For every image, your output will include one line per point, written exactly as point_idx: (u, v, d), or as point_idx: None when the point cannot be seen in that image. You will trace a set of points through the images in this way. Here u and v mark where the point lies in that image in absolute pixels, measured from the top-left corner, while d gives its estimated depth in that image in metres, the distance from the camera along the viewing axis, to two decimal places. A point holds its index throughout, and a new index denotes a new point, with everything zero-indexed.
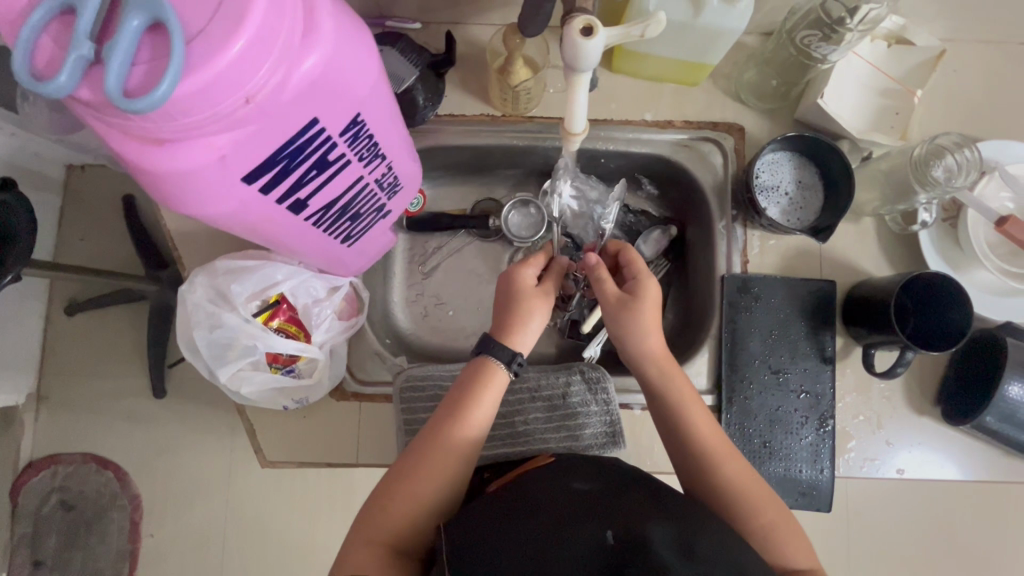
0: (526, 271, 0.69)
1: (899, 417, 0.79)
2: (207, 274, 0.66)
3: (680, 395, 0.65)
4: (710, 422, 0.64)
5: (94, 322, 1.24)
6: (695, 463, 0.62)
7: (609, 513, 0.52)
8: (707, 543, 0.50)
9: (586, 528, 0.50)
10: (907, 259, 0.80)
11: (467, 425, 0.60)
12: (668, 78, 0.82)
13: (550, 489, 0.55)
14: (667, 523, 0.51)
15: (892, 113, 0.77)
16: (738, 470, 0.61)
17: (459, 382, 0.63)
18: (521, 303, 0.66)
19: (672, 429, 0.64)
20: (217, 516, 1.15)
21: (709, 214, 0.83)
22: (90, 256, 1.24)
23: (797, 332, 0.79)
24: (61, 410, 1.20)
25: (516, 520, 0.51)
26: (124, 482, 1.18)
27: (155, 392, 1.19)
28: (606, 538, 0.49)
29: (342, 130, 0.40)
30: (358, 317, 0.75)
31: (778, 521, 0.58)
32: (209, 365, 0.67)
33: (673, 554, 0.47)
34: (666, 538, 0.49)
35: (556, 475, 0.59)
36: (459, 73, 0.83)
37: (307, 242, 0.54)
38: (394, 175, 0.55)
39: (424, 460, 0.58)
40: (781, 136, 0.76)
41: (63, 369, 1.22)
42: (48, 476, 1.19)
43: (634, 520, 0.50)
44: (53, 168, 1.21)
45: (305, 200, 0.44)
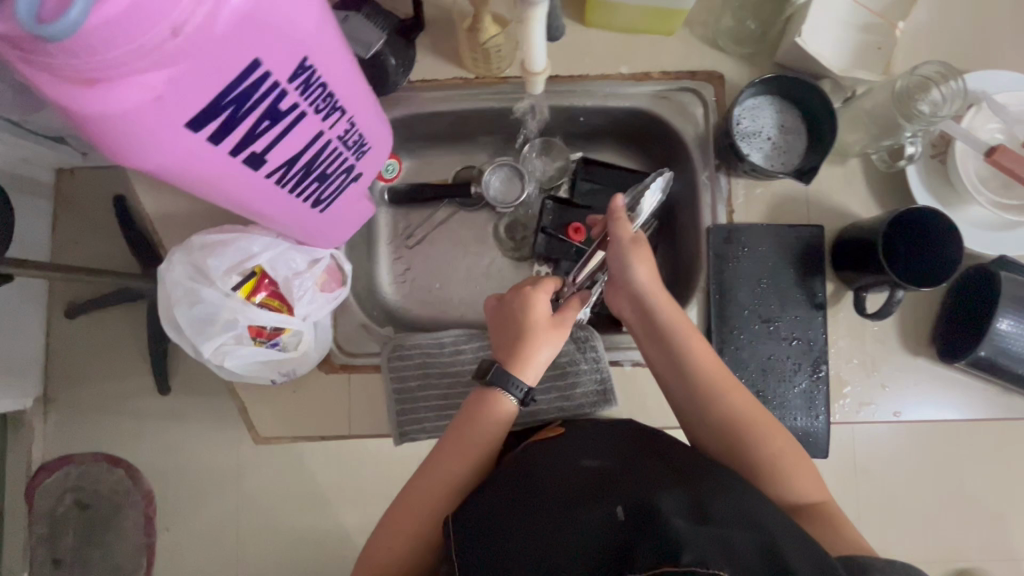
0: (541, 302, 0.68)
1: (894, 360, 0.78)
2: (184, 251, 0.66)
3: (685, 332, 0.65)
4: (712, 356, 0.65)
5: (97, 322, 1.25)
6: (700, 397, 0.63)
7: (618, 491, 0.52)
8: (722, 509, 0.50)
9: (596, 508, 0.51)
10: (896, 198, 0.79)
11: (482, 419, 0.64)
12: (641, 28, 0.80)
13: (561, 468, 0.57)
14: (678, 494, 0.51)
15: (874, 49, 0.75)
16: (746, 402, 0.63)
17: (469, 403, 0.66)
18: (532, 338, 0.66)
19: (680, 369, 0.65)
20: (230, 506, 1.16)
21: (693, 166, 0.82)
22: (87, 257, 1.24)
23: (786, 278, 0.78)
24: (70, 410, 1.21)
25: (527, 505, 0.53)
26: (137, 478, 1.18)
27: (161, 388, 1.20)
28: (616, 514, 0.49)
29: (291, 76, 0.39)
30: (341, 289, 0.74)
31: (779, 447, 0.60)
32: (193, 342, 0.66)
33: (683, 520, 0.47)
34: (677, 506, 0.49)
35: (566, 451, 0.60)
36: (431, 38, 0.81)
37: (274, 206, 0.54)
38: (359, 133, 0.54)
39: (430, 476, 0.62)
40: (759, 78, 0.74)
41: (69, 370, 1.23)
42: (62, 476, 1.20)
43: (645, 494, 0.51)
44: (45, 172, 1.21)
45: (263, 154, 0.43)
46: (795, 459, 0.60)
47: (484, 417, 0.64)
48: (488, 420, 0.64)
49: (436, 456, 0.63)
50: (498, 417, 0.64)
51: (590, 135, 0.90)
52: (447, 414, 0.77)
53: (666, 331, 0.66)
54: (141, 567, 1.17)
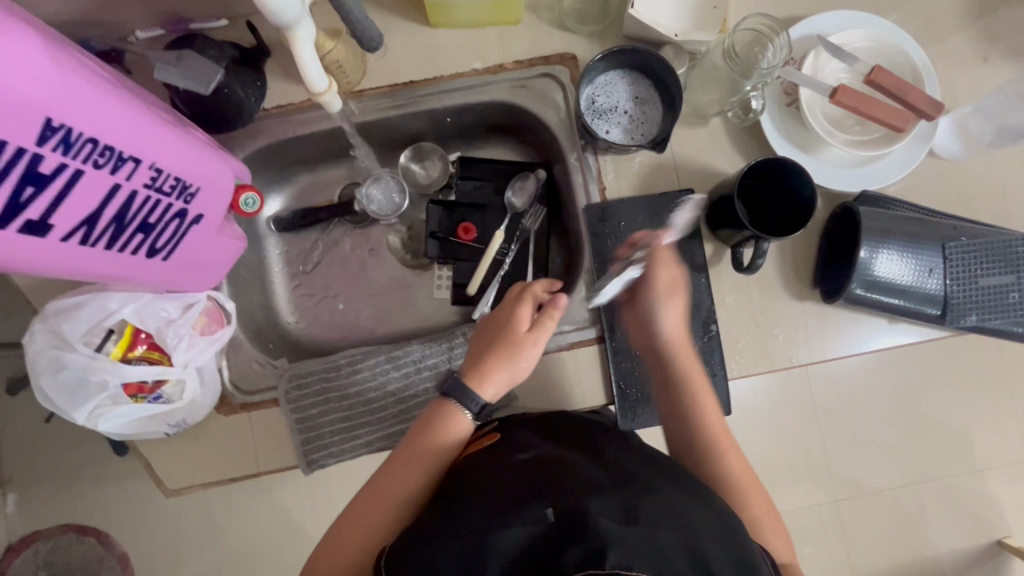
0: (520, 315, 0.66)
1: (782, 310, 0.79)
2: (43, 320, 0.65)
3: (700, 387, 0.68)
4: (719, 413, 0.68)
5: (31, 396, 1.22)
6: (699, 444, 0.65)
7: (552, 488, 0.51)
8: (651, 504, 0.48)
9: (527, 509, 0.49)
10: (760, 149, 0.80)
11: (437, 437, 0.62)
12: (485, 21, 0.80)
13: (498, 471, 0.55)
14: (611, 493, 0.49)
15: (710, 8, 0.75)
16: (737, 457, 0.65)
17: (424, 421, 0.64)
18: (502, 353, 0.65)
19: (688, 414, 0.67)
20: (198, 554, 1.15)
21: (562, 150, 0.82)
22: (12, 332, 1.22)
23: (666, 245, 0.79)
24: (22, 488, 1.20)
25: (466, 510, 0.51)
26: (109, 543, 1.16)
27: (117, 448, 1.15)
28: (546, 515, 0.48)
29: (39, 139, 0.39)
30: (224, 329, 0.73)
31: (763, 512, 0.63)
32: (65, 407, 0.65)
33: (612, 519, 0.46)
34: (606, 504, 0.48)
35: (497, 453, 0.59)
36: (279, 62, 0.80)
37: (103, 268, 0.53)
38: (174, 177, 0.54)
39: (373, 496, 0.59)
40: (604, 54, 0.75)
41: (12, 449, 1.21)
42: (32, 553, 1.22)
43: (573, 493, 0.49)
44: None
45: (44, 220, 0.43)
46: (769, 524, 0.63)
47: (440, 430, 0.63)
48: (443, 432, 0.63)
49: (383, 475, 0.61)
50: (454, 433, 0.63)
51: (464, 133, 0.90)
52: (351, 436, 0.77)
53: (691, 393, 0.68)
54: None
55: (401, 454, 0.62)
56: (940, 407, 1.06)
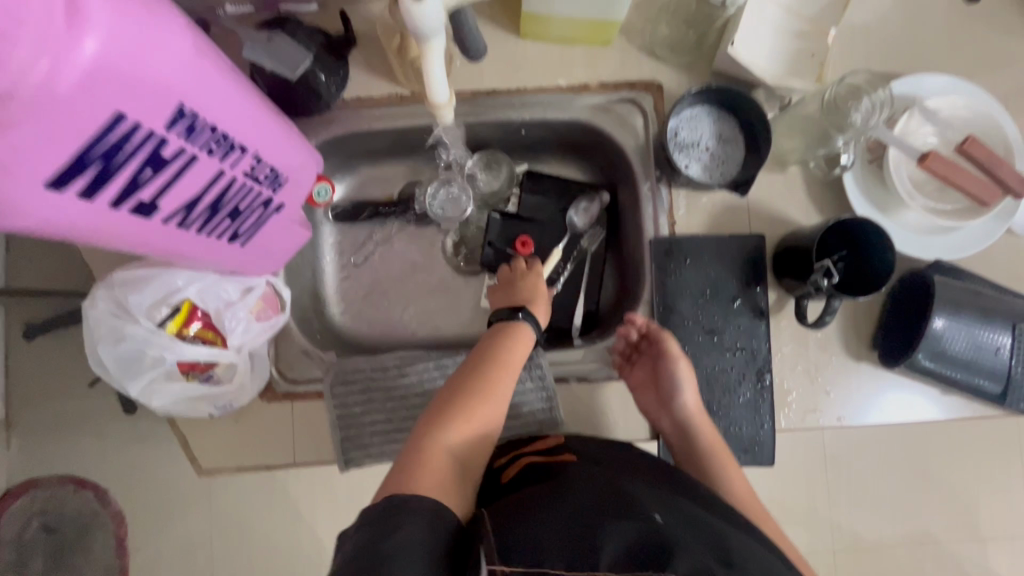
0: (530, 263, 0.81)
1: (836, 367, 0.78)
2: (106, 288, 0.64)
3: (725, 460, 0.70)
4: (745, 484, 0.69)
5: (52, 343, 1.22)
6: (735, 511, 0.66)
7: (651, 500, 0.51)
8: (742, 547, 0.48)
9: (631, 510, 0.48)
10: (837, 204, 0.79)
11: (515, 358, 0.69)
12: (576, 39, 0.79)
13: (599, 473, 0.55)
14: (709, 535, 0.48)
15: (807, 56, 0.74)
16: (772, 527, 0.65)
17: (494, 354, 0.69)
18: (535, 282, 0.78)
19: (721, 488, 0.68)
20: (195, 526, 1.15)
21: (635, 177, 0.81)
22: (40, 277, 1.22)
23: (729, 288, 0.78)
24: (32, 433, 1.20)
25: (571, 494, 0.51)
26: (105, 500, 1.17)
27: (127, 406, 1.16)
28: (653, 519, 0.47)
29: (168, 124, 0.38)
30: (278, 316, 0.72)
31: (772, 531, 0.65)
32: (121, 379, 0.65)
33: (714, 559, 0.45)
34: (704, 534, 0.48)
35: (588, 462, 0.59)
36: (364, 53, 0.79)
37: (187, 248, 0.52)
38: (270, 166, 0.53)
39: (451, 422, 0.62)
40: (695, 89, 0.74)
41: (27, 393, 1.21)
42: (27, 501, 1.20)
43: (674, 513, 0.49)
44: None
45: (153, 201, 0.42)
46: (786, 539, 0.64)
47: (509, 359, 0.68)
48: (513, 360, 0.69)
49: (472, 401, 0.64)
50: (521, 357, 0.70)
51: (535, 146, 0.89)
52: (390, 439, 0.76)
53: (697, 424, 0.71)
54: None
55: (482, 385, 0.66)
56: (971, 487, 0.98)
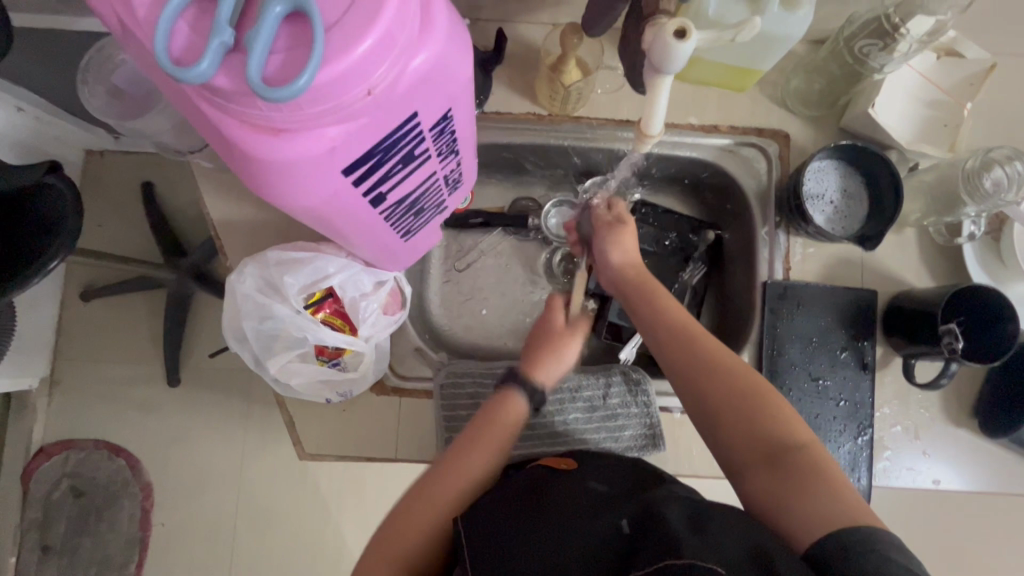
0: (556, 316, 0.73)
1: (936, 428, 0.79)
2: (258, 264, 0.65)
3: (655, 295, 0.66)
4: (687, 316, 0.64)
5: (114, 307, 1.24)
6: (674, 349, 0.61)
7: (625, 505, 0.52)
8: (720, 523, 0.46)
9: (599, 519, 0.50)
10: (948, 270, 0.81)
11: (495, 430, 0.62)
12: (713, 82, 0.82)
13: (574, 488, 0.56)
14: (682, 505, 0.49)
15: (940, 126, 0.77)
16: (715, 348, 0.60)
17: (485, 406, 0.65)
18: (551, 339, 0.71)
19: (656, 330, 0.64)
20: (229, 503, 1.17)
21: (752, 220, 0.83)
22: (107, 241, 1.25)
23: (838, 339, 0.79)
24: (79, 394, 1.21)
25: (541, 515, 0.52)
26: (137, 470, 1.18)
27: (171, 378, 1.20)
28: (621, 526, 0.49)
29: (433, 125, 0.40)
30: (402, 312, 0.74)
31: (827, 496, 0.48)
32: (258, 355, 0.67)
33: (683, 526, 0.46)
34: (676, 514, 0.47)
35: (573, 473, 0.60)
36: (507, 71, 0.83)
37: (370, 236, 0.54)
38: (460, 172, 0.55)
39: (416, 508, 0.56)
40: (831, 144, 0.77)
41: (82, 354, 1.22)
42: (60, 462, 1.18)
43: (650, 504, 0.50)
44: (74, 152, 1.22)
45: (386, 194, 0.44)
46: (846, 509, 0.46)
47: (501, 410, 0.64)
48: (498, 425, 0.62)
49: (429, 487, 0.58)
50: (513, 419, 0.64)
51: (650, 178, 0.92)
52: None
53: (712, 368, 0.59)
54: (132, 561, 1.15)
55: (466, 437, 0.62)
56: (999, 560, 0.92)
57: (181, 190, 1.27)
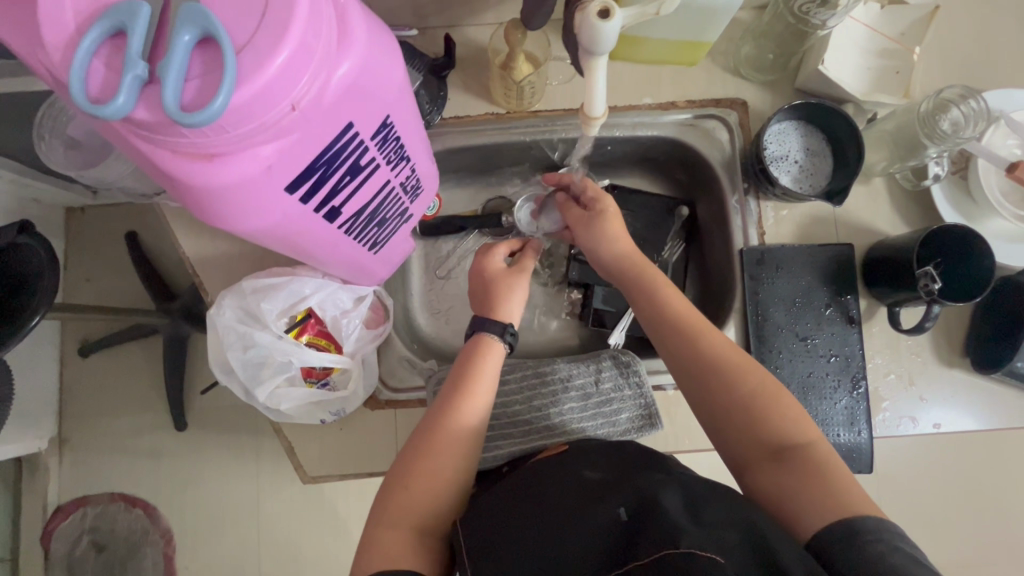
0: (498, 253, 0.76)
1: (930, 373, 0.79)
2: (235, 295, 0.66)
3: (657, 283, 0.66)
4: (692, 309, 0.64)
5: (113, 359, 1.25)
6: (677, 339, 0.62)
7: (621, 492, 0.52)
8: (720, 513, 0.48)
9: (598, 510, 0.50)
10: (921, 214, 0.81)
11: (476, 389, 0.65)
12: (665, 60, 0.83)
13: (570, 481, 0.58)
14: (680, 496, 0.50)
15: (892, 73, 0.78)
16: (720, 342, 0.61)
17: (461, 355, 0.69)
18: (499, 286, 0.73)
19: (657, 319, 0.65)
20: (250, 538, 1.17)
21: (721, 190, 0.83)
22: (99, 295, 1.26)
23: (821, 297, 0.79)
24: (88, 449, 1.21)
25: (542, 511, 0.54)
26: (155, 517, 1.18)
27: (178, 422, 1.20)
28: (618, 515, 0.49)
29: (374, 134, 0.41)
30: (385, 324, 0.75)
31: (832, 487, 0.50)
32: (246, 385, 0.68)
33: (685, 518, 0.46)
34: (676, 504, 0.48)
35: (569, 466, 0.62)
36: (461, 75, 0.84)
37: (337, 253, 0.54)
38: (416, 178, 0.56)
39: (414, 478, 0.59)
40: (787, 105, 0.77)
41: (86, 410, 1.22)
42: (78, 519, 1.18)
43: (643, 494, 0.50)
44: (56, 212, 1.23)
45: (339, 207, 0.45)
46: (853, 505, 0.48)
47: (464, 403, 0.64)
48: (482, 381, 0.66)
49: (420, 451, 0.61)
50: (489, 369, 0.67)
51: (617, 162, 0.93)
52: (491, 447, 0.74)
53: (721, 374, 0.59)
54: None
55: (429, 436, 0.61)
56: (1013, 492, 0.93)
57: (164, 235, 1.28)
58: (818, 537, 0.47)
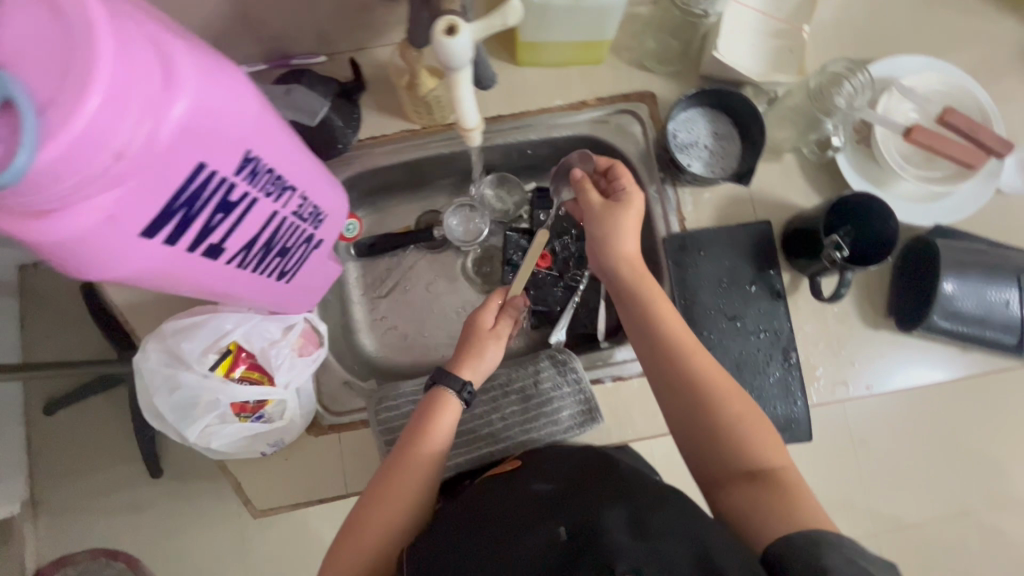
0: (486, 313, 0.72)
1: (857, 338, 0.81)
2: (157, 339, 0.67)
3: (650, 298, 0.65)
4: (681, 325, 0.64)
5: (77, 413, 1.23)
6: (664, 355, 0.63)
7: (567, 510, 0.54)
8: (660, 520, 0.51)
9: (541, 528, 0.52)
10: (833, 184, 0.83)
11: (431, 438, 0.64)
12: (571, 61, 0.84)
13: (519, 493, 0.59)
14: (624, 508, 0.52)
15: (787, 52, 0.80)
16: (704, 360, 0.62)
17: (420, 405, 0.67)
18: (472, 346, 0.71)
19: (646, 336, 0.64)
20: None
21: (640, 180, 0.86)
22: (55, 351, 1.24)
23: (745, 275, 0.81)
24: (57, 509, 1.19)
25: (491, 525, 0.55)
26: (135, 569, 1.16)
27: (155, 470, 1.16)
28: (558, 534, 0.51)
29: (236, 169, 0.42)
30: (319, 349, 0.75)
31: (802, 508, 0.52)
32: (178, 427, 0.68)
33: (625, 535, 0.48)
34: (617, 519, 0.50)
35: (521, 479, 0.62)
36: (373, 96, 0.84)
37: (241, 288, 0.55)
38: (313, 204, 0.57)
39: (364, 530, 0.59)
40: (688, 93, 0.80)
41: (52, 468, 1.20)
42: None
43: (588, 512, 0.52)
44: (5, 271, 1.21)
45: (221, 244, 0.45)
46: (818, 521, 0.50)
47: (416, 453, 0.63)
48: (437, 432, 0.65)
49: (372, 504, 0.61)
50: (445, 421, 0.66)
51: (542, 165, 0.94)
52: None
53: (703, 393, 0.60)
54: None
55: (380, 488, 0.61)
56: None
57: None
58: (780, 548, 0.48)
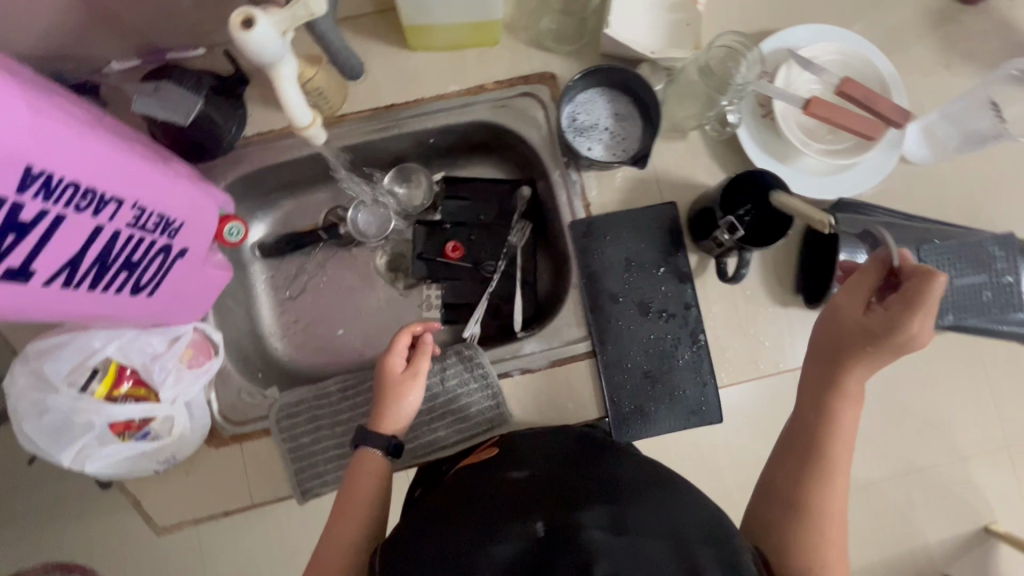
0: (393, 358, 0.70)
1: (767, 316, 0.81)
2: (23, 362, 0.64)
3: (852, 397, 0.58)
4: (851, 430, 0.58)
5: None
6: (805, 442, 0.58)
7: (543, 503, 0.50)
8: (639, 515, 0.48)
9: (517, 521, 0.48)
10: (737, 161, 0.82)
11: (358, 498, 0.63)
12: (464, 44, 0.81)
13: (491, 483, 0.55)
14: (604, 504, 0.49)
15: (684, 26, 0.77)
16: (838, 464, 0.57)
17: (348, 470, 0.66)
18: (387, 396, 0.68)
19: (801, 422, 0.59)
20: None
21: (545, 166, 0.83)
22: None
23: (652, 257, 0.80)
24: None
25: (463, 515, 0.51)
26: None
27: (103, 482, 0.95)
28: (535, 529, 0.47)
29: (17, 187, 0.39)
30: (212, 359, 0.72)
31: None
32: (54, 450, 0.65)
33: (602, 531, 0.46)
34: (597, 518, 0.47)
35: (493, 467, 0.60)
36: (259, 89, 0.80)
37: (89, 309, 0.52)
38: (157, 213, 0.54)
39: None
40: (584, 73, 0.76)
41: None
42: None
43: (565, 508, 0.49)
44: None
45: (27, 268, 0.42)
46: None
47: (348, 516, 0.62)
48: (362, 492, 0.63)
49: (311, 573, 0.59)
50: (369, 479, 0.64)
51: (450, 153, 0.91)
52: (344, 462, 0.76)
53: (813, 493, 0.56)
54: None
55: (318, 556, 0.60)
56: None
57: None
58: None
